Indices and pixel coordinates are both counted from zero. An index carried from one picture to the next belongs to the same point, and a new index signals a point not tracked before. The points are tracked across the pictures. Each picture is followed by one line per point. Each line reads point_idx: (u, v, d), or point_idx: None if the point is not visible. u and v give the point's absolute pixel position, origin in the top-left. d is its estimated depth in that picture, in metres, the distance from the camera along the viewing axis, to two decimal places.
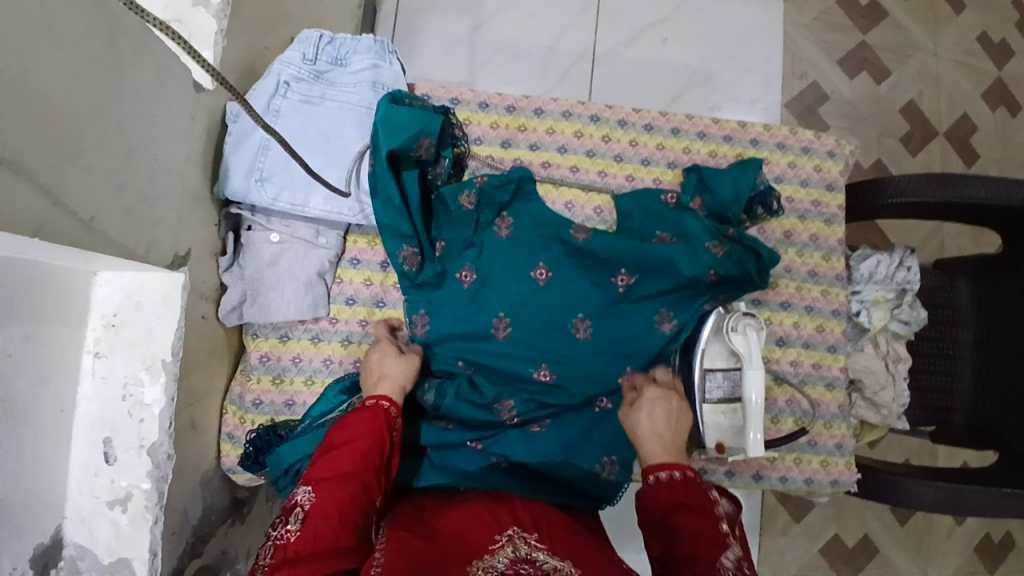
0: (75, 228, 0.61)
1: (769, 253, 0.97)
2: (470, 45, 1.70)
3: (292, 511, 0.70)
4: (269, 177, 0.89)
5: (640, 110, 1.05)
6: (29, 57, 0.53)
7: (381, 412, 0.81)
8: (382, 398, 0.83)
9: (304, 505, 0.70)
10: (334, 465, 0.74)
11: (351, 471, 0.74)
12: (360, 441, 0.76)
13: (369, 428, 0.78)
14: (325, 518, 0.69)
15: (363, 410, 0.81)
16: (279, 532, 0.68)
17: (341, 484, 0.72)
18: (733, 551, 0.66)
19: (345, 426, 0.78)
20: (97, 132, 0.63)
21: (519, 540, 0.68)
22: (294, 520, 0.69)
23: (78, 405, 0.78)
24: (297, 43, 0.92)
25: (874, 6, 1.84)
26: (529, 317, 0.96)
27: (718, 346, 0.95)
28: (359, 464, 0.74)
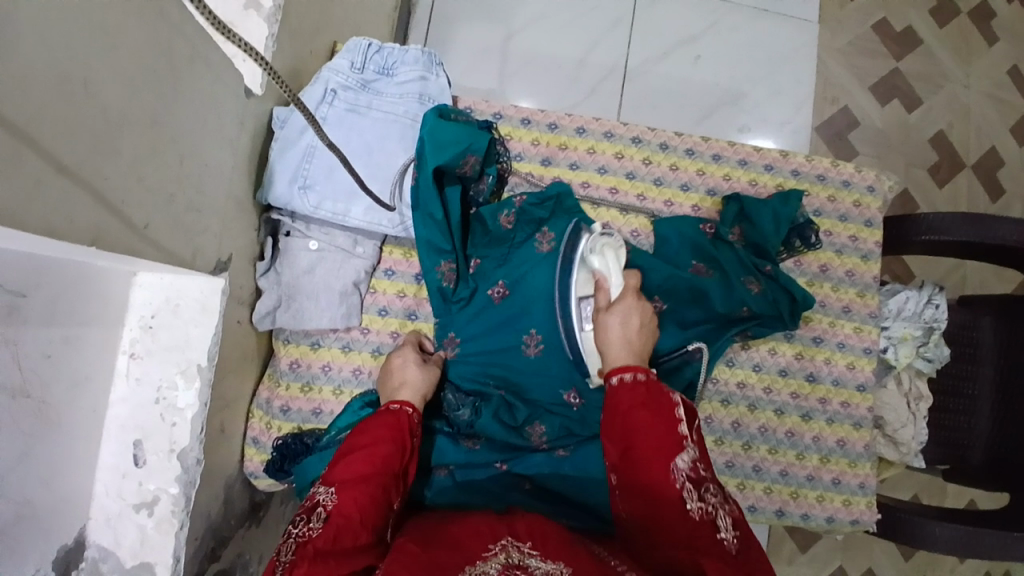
0: (128, 235, 0.61)
1: (805, 296, 0.96)
2: (502, 53, 1.69)
3: (313, 510, 0.68)
4: (312, 186, 0.89)
5: (682, 134, 1.04)
6: (99, 68, 0.52)
7: (404, 418, 0.82)
8: (403, 404, 0.83)
9: (326, 505, 0.68)
10: (355, 467, 0.73)
11: (371, 473, 0.73)
12: (382, 446, 0.76)
13: (392, 432, 0.79)
14: (348, 518, 0.67)
15: (386, 416, 0.81)
16: (301, 530, 0.66)
17: (361, 485, 0.71)
18: (690, 454, 0.69)
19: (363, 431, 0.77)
20: (156, 140, 0.62)
21: (512, 547, 0.65)
22: (316, 519, 0.67)
23: (111, 406, 0.78)
24: (347, 51, 0.92)
25: (909, 34, 1.83)
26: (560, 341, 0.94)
27: (585, 274, 0.93)
28: (380, 469, 0.74)
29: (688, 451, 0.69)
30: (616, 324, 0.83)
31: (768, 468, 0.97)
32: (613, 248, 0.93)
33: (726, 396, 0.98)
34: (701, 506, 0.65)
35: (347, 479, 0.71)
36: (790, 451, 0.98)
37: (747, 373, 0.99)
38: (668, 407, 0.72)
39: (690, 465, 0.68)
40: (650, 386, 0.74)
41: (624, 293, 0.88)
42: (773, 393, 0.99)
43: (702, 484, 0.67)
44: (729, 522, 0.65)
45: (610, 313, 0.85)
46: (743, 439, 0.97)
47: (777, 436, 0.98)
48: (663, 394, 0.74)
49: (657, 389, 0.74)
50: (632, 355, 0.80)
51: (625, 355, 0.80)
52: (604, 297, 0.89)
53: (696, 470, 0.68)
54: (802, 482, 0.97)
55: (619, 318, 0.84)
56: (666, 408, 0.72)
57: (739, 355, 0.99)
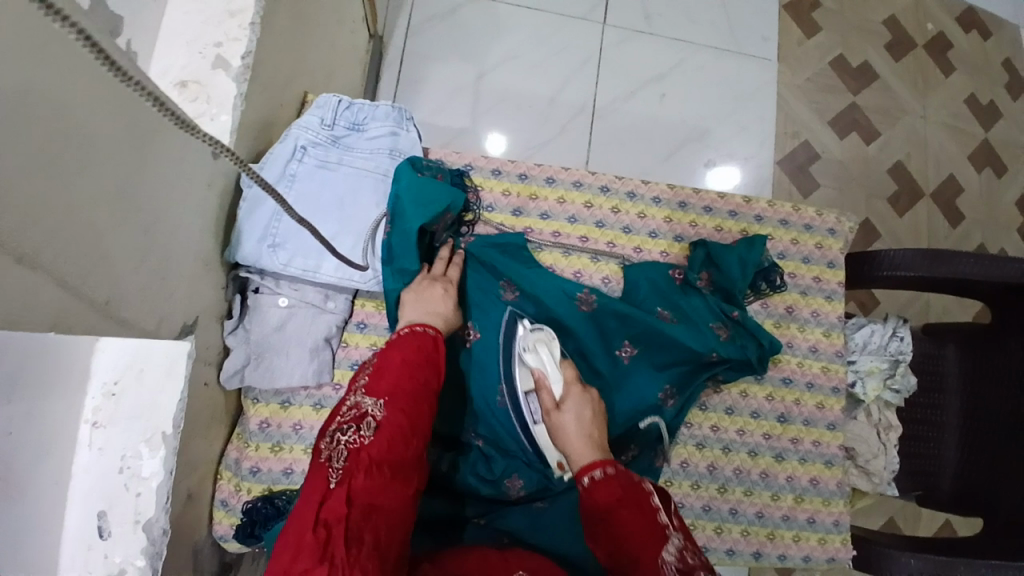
0: (88, 310, 0.59)
1: (773, 342, 0.97)
2: (473, 93, 1.71)
3: (362, 419, 0.69)
4: (282, 243, 0.88)
5: (649, 182, 1.06)
6: (59, 152, 0.52)
7: (429, 340, 0.81)
8: (427, 326, 0.82)
9: (376, 416, 0.69)
10: (398, 381, 0.73)
11: (416, 390, 0.73)
12: (425, 368, 0.77)
13: (427, 351, 0.79)
14: (397, 436, 0.68)
15: (416, 337, 0.80)
16: (349, 437, 0.67)
17: (408, 406, 0.71)
18: (675, 544, 0.68)
19: (400, 344, 0.78)
20: (117, 215, 0.62)
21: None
22: (366, 427, 0.68)
23: (74, 476, 0.76)
24: (315, 108, 0.93)
25: (865, 70, 1.90)
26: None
27: (524, 373, 0.91)
28: (423, 373, 0.76)
29: (673, 541, 0.68)
30: (571, 423, 0.82)
31: (744, 510, 0.98)
32: (547, 342, 0.91)
33: (700, 439, 0.99)
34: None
35: (397, 396, 0.71)
36: (764, 492, 0.98)
37: (719, 416, 1.00)
38: (645, 502, 0.71)
39: (677, 557, 0.66)
40: (623, 480, 0.73)
41: (568, 391, 0.86)
42: (746, 434, 1.00)
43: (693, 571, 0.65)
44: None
45: (563, 409, 0.84)
46: (719, 482, 0.98)
47: (751, 477, 0.99)
48: (638, 488, 0.73)
49: (633, 482, 0.74)
50: (596, 450, 0.79)
51: (588, 450, 0.79)
52: (548, 397, 0.86)
53: (684, 559, 0.66)
54: (777, 523, 0.98)
55: (572, 413, 0.83)
56: (642, 501, 0.71)
57: (712, 398, 1.00)
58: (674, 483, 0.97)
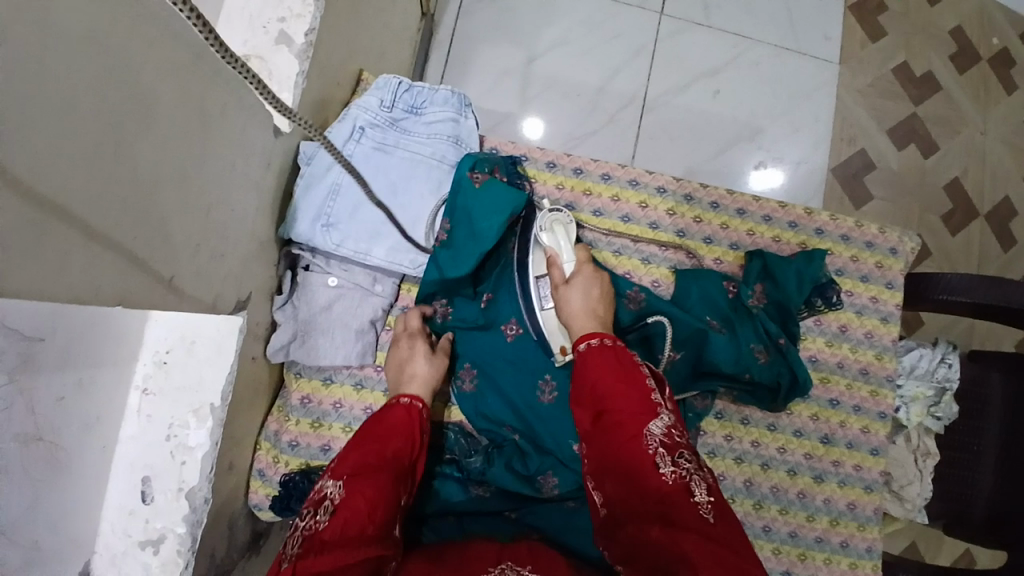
0: (156, 289, 0.60)
1: (805, 380, 0.94)
2: (522, 78, 1.68)
3: (321, 504, 0.70)
4: (335, 224, 0.88)
5: (707, 186, 1.03)
6: (129, 130, 0.50)
7: (412, 412, 0.84)
8: (408, 398, 0.86)
9: (334, 500, 0.70)
10: (361, 463, 0.75)
11: (378, 467, 0.75)
12: (394, 440, 0.79)
13: (400, 428, 0.81)
14: (354, 511, 0.68)
15: (398, 410, 0.84)
16: (309, 523, 0.68)
17: (366, 478, 0.72)
18: (662, 420, 0.71)
19: (383, 436, 0.79)
20: (182, 194, 0.61)
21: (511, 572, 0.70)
22: (323, 512, 0.69)
23: (121, 441, 0.78)
24: (376, 89, 0.92)
25: (928, 79, 1.82)
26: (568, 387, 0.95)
27: (540, 254, 0.95)
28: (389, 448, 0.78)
29: (661, 418, 0.71)
30: (577, 296, 0.87)
31: (778, 528, 0.96)
32: (563, 224, 0.94)
33: (739, 453, 0.97)
34: (677, 471, 0.65)
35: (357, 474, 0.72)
36: (800, 512, 0.97)
37: (761, 432, 0.98)
38: (636, 373, 0.75)
39: (664, 430, 0.69)
40: (616, 351, 0.78)
41: (579, 269, 0.91)
42: (787, 453, 0.98)
43: (676, 450, 0.68)
44: (705, 487, 0.65)
45: (570, 284, 0.89)
46: (755, 498, 0.96)
47: (788, 496, 0.97)
48: (631, 362, 0.77)
49: (627, 358, 0.78)
50: (594, 322, 0.85)
51: (592, 322, 0.85)
52: (559, 271, 0.91)
53: (670, 436, 0.69)
54: (810, 543, 0.97)
55: (579, 290, 0.88)
56: (635, 374, 0.75)
57: (756, 413, 0.98)
58: None
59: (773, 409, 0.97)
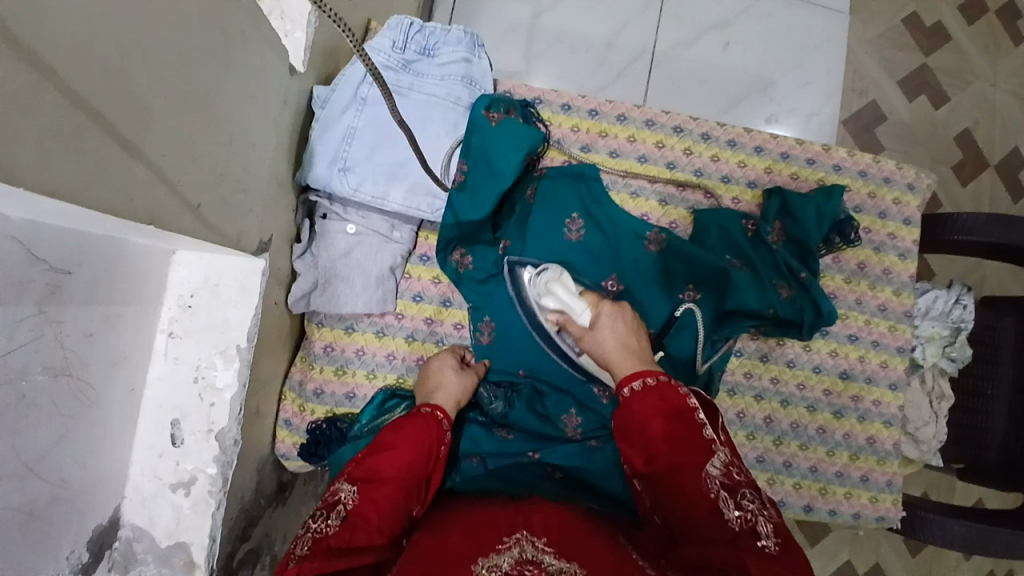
0: (185, 214, 0.60)
1: (829, 308, 0.93)
2: (528, 35, 1.66)
3: (334, 507, 0.69)
4: (352, 167, 0.87)
5: (724, 125, 1.03)
6: (156, 41, 0.50)
7: (432, 421, 0.81)
8: (433, 407, 0.84)
9: (346, 506, 0.69)
10: (379, 468, 0.74)
11: (396, 478, 0.74)
12: (411, 449, 0.76)
13: (422, 436, 0.79)
14: (366, 520, 0.68)
15: (418, 419, 0.81)
16: (318, 527, 0.67)
17: (381, 489, 0.71)
18: (719, 457, 0.68)
19: (400, 444, 0.77)
20: (206, 119, 0.60)
21: (526, 542, 0.66)
22: (334, 517, 0.68)
23: (148, 385, 0.78)
24: (388, 30, 0.91)
25: (939, 29, 1.80)
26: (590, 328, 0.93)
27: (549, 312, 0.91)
28: (410, 456, 0.76)
29: (718, 455, 0.68)
30: (609, 337, 0.84)
31: (799, 463, 0.97)
32: (558, 280, 0.89)
33: (759, 391, 0.98)
34: (742, 514, 0.63)
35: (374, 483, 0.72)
36: (819, 448, 0.98)
37: (781, 369, 0.98)
38: (684, 410, 0.72)
39: (722, 470, 0.67)
40: (663, 390, 0.73)
41: (597, 313, 0.86)
42: (806, 389, 0.98)
43: (737, 490, 0.65)
44: (770, 528, 0.62)
45: (597, 329, 0.85)
46: (775, 434, 0.98)
47: (809, 431, 0.98)
48: (679, 397, 0.73)
49: (674, 392, 0.74)
50: (639, 360, 0.80)
51: (632, 359, 0.80)
52: (576, 324, 0.87)
53: (729, 475, 0.67)
54: (830, 478, 0.98)
55: (608, 327, 0.84)
56: (683, 411, 0.71)
57: (775, 350, 0.99)
58: (729, 432, 0.97)
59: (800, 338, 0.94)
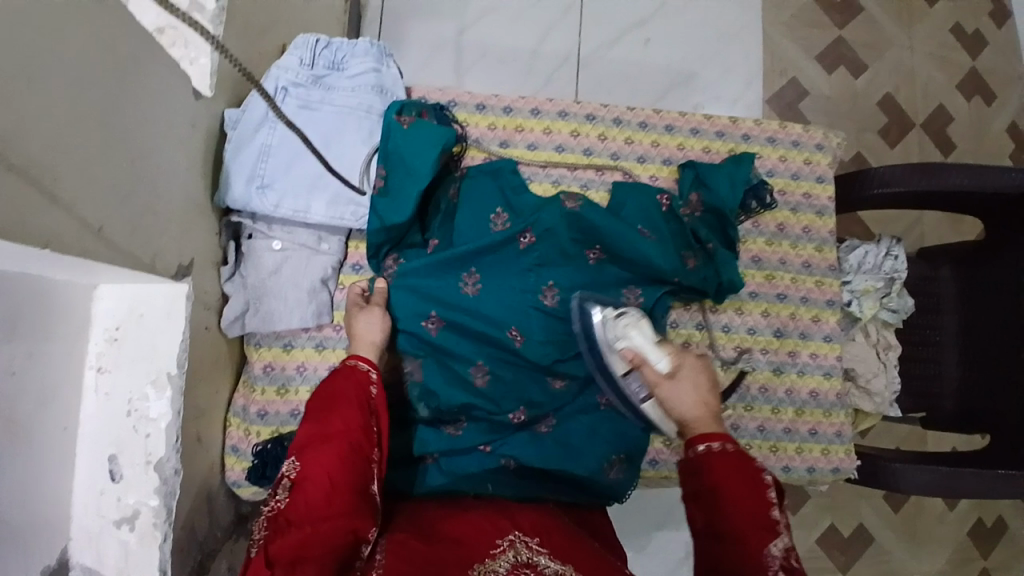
0: (87, 237, 0.60)
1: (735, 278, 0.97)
2: (454, 50, 1.70)
3: (280, 482, 0.69)
4: (270, 184, 0.88)
5: (634, 108, 1.06)
6: (37, 66, 0.51)
7: (359, 375, 0.79)
8: (359, 360, 0.81)
9: (290, 475, 0.69)
10: (317, 430, 0.72)
11: (336, 433, 0.72)
12: (339, 406, 0.74)
13: (349, 389, 0.77)
14: (315, 484, 0.67)
15: (342, 376, 0.78)
16: (272, 504, 0.68)
17: (323, 447, 0.70)
18: (783, 540, 0.63)
19: (332, 401, 0.74)
20: (103, 143, 0.61)
21: (520, 545, 0.71)
22: (282, 490, 0.68)
23: (82, 422, 0.77)
24: (294, 49, 0.93)
25: (849, 3, 1.88)
26: (536, 329, 0.94)
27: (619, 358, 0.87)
28: (345, 412, 0.74)
29: (782, 537, 0.63)
30: (688, 389, 0.75)
31: (747, 425, 0.99)
32: (636, 323, 0.85)
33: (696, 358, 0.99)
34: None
35: (312, 444, 0.71)
36: (765, 407, 1.00)
37: (717, 334, 1.00)
38: (762, 486, 0.65)
39: (784, 553, 0.62)
40: (743, 461, 0.66)
41: (678, 363, 0.79)
42: (744, 352, 1.00)
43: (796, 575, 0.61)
44: None
45: (675, 379, 0.77)
46: (721, 399, 0.99)
47: (753, 393, 1.00)
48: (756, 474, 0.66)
49: (750, 465, 0.67)
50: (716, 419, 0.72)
51: (706, 417, 0.72)
52: (654, 371, 0.79)
53: (789, 559, 0.62)
54: (779, 435, 0.99)
55: (689, 384, 0.76)
56: (760, 488, 0.65)
57: (708, 317, 1.01)
58: None
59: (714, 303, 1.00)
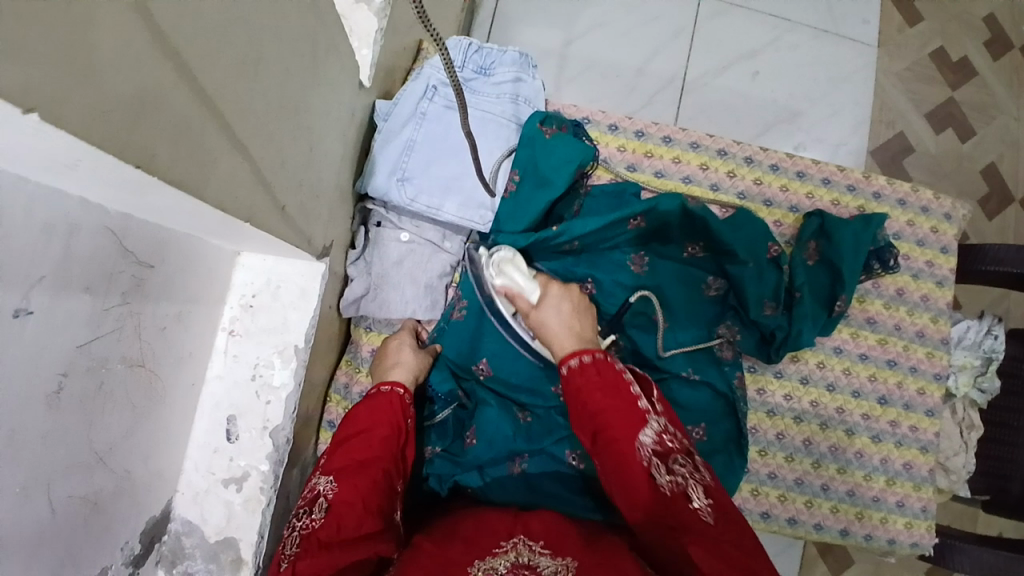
0: (273, 215, 0.63)
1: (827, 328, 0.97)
2: (562, 60, 1.71)
3: (315, 501, 0.72)
4: (411, 178, 0.90)
5: (767, 150, 1.05)
6: (266, 50, 0.54)
7: (396, 400, 0.82)
8: (396, 386, 0.84)
9: (327, 497, 0.71)
10: (351, 455, 0.76)
11: (370, 459, 0.76)
12: (377, 431, 0.79)
13: (389, 415, 0.81)
14: (349, 506, 0.70)
15: (380, 399, 0.82)
16: (303, 523, 0.69)
17: (358, 474, 0.74)
18: (653, 426, 0.69)
19: (366, 427, 0.79)
20: (296, 127, 0.64)
21: (523, 547, 0.69)
22: (317, 510, 0.70)
23: (209, 380, 0.82)
24: (448, 49, 0.95)
25: (965, 64, 1.83)
26: (609, 295, 0.95)
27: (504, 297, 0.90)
28: (382, 440, 0.78)
29: (651, 424, 0.69)
30: (554, 313, 0.83)
31: (836, 487, 0.98)
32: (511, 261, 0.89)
33: (798, 412, 0.99)
34: (672, 478, 0.64)
35: (345, 468, 0.74)
36: (857, 472, 0.99)
37: (820, 391, 1.00)
38: (621, 384, 0.72)
39: (655, 438, 0.68)
40: (598, 364, 0.74)
41: (546, 292, 0.86)
42: (844, 412, 0.99)
43: (669, 456, 0.66)
44: (702, 491, 0.63)
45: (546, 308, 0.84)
46: (813, 457, 0.99)
47: (846, 455, 0.99)
48: (614, 372, 0.74)
49: (610, 368, 0.75)
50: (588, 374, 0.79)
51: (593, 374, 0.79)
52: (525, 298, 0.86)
53: (662, 442, 0.68)
54: (867, 502, 0.98)
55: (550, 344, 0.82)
56: (619, 385, 0.72)
57: (815, 373, 1.00)
58: (769, 453, 0.98)
59: (766, 356, 0.96)
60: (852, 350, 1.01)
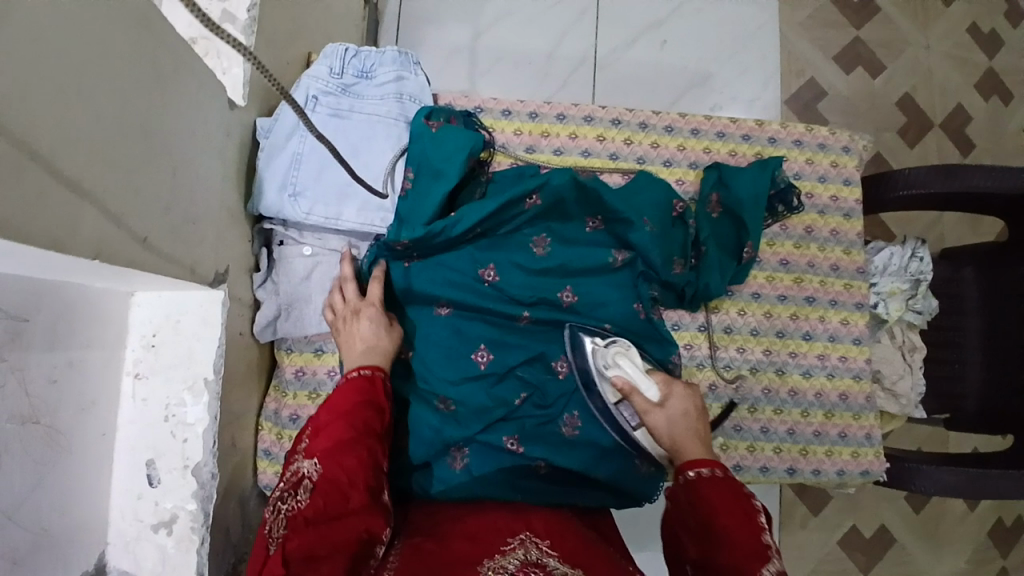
0: (132, 247, 0.61)
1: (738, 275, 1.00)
2: (471, 55, 1.71)
3: (300, 483, 0.69)
4: (302, 192, 0.89)
5: (660, 112, 1.06)
6: (88, 77, 0.52)
7: (376, 383, 0.80)
8: (367, 367, 0.81)
9: (312, 478, 0.68)
10: (333, 435, 0.72)
11: (351, 439, 0.72)
12: (359, 411, 0.75)
13: (365, 395, 0.77)
14: (336, 485, 0.68)
15: (355, 381, 0.79)
16: (289, 504, 0.67)
17: (343, 451, 0.70)
18: (775, 564, 0.64)
19: (343, 409, 0.75)
20: (148, 154, 0.62)
21: (531, 545, 0.69)
22: (303, 491, 0.68)
23: (120, 427, 0.79)
24: (324, 58, 0.94)
25: (865, 4, 1.86)
26: (518, 276, 0.95)
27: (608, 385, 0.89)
28: (364, 420, 0.74)
29: (775, 562, 0.64)
30: (678, 418, 0.83)
31: (776, 428, 0.99)
32: (625, 352, 0.89)
33: (727, 362, 1.00)
34: None
35: (329, 448, 0.70)
36: (794, 410, 1.00)
37: (745, 337, 1.01)
38: (753, 513, 0.69)
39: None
40: (733, 486, 0.71)
41: (668, 392, 0.86)
42: (770, 352, 1.01)
43: None
44: None
45: (665, 407, 0.84)
46: (749, 402, 0.99)
47: (781, 396, 1.00)
48: (747, 500, 0.71)
49: (742, 493, 0.71)
50: (706, 449, 0.80)
51: (699, 449, 0.79)
52: (644, 398, 0.85)
53: None
54: (809, 438, 0.99)
55: (676, 411, 0.84)
56: (750, 512, 0.69)
57: (737, 321, 1.01)
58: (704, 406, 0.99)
59: (684, 303, 1.00)
60: (770, 293, 1.02)
